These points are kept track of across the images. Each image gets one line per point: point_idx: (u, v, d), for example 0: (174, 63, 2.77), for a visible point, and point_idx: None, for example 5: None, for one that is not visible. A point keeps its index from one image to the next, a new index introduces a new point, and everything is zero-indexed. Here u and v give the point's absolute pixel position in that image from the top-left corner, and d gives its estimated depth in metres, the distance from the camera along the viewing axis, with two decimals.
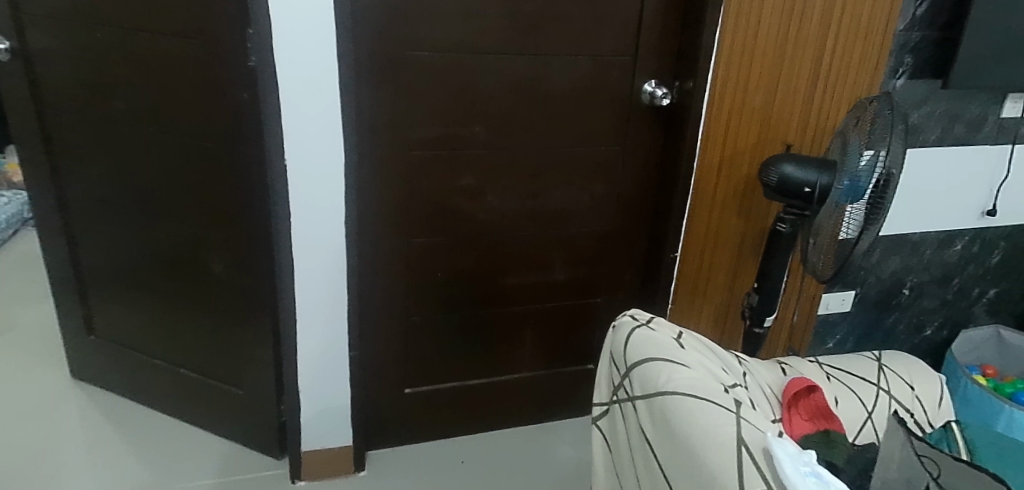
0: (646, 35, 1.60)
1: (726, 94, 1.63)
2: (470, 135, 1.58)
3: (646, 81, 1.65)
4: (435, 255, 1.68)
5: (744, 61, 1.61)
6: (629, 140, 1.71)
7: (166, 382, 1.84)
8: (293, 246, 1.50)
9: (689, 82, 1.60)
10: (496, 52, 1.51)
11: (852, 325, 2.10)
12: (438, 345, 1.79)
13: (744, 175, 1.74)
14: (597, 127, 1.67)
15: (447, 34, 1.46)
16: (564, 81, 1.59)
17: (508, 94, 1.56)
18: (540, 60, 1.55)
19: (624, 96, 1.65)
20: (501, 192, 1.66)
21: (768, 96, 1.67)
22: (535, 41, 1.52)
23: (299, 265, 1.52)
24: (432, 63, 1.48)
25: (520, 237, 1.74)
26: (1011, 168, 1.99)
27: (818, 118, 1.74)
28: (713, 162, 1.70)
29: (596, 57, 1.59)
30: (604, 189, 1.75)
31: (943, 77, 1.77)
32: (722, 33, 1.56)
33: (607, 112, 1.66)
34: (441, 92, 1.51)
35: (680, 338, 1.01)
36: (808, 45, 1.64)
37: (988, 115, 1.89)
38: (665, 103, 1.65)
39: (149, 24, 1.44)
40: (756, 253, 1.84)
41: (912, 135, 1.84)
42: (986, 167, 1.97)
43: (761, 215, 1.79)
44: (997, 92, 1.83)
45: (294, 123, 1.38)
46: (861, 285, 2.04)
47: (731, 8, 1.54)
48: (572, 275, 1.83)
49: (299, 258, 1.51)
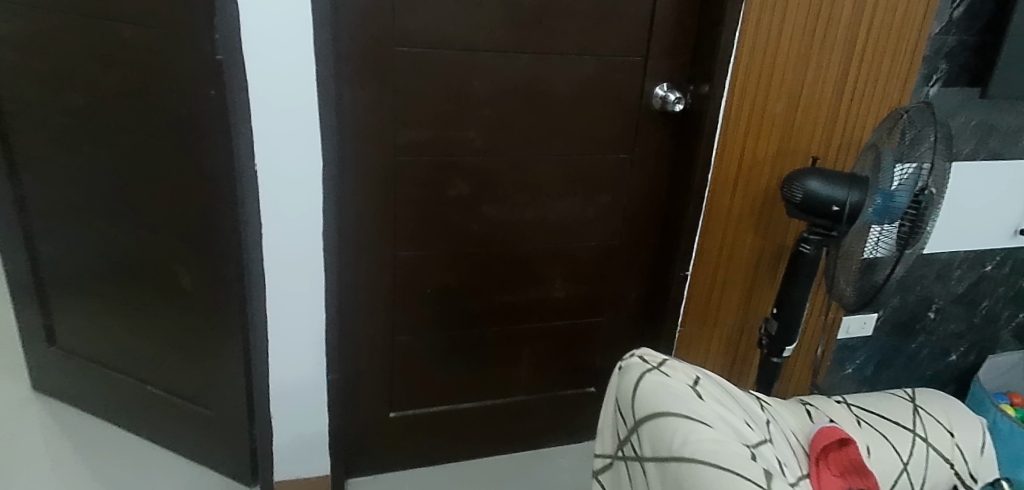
0: (659, 34, 1.46)
1: (746, 101, 1.49)
2: (464, 140, 1.43)
3: (658, 83, 1.51)
4: (425, 270, 1.54)
5: (765, 66, 1.47)
6: (637, 147, 1.57)
7: (132, 399, 1.70)
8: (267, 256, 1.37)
9: (705, 86, 1.47)
10: (495, 48, 1.37)
11: (872, 351, 1.96)
12: (427, 365, 1.65)
13: (763, 188, 1.59)
14: (603, 133, 1.54)
15: (439, 29, 1.32)
16: (568, 82, 1.45)
17: (505, 96, 1.42)
18: (543, 59, 1.41)
19: (633, 100, 1.52)
20: (498, 203, 1.52)
21: (792, 104, 1.52)
22: (537, 39, 1.39)
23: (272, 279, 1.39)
24: (422, 61, 1.33)
25: (517, 251, 1.60)
26: None
27: (844, 131, 1.59)
28: (730, 173, 1.56)
29: (603, 57, 1.45)
30: (609, 200, 1.61)
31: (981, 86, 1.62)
32: (743, 33, 1.42)
33: (614, 117, 1.52)
34: (432, 93, 1.37)
35: (697, 386, 0.87)
36: (835, 51, 1.50)
37: None
38: (678, 108, 1.52)
39: (110, 12, 1.31)
40: (775, 276, 1.70)
41: None
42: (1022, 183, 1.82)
43: (780, 232, 1.64)
44: None
45: (265, 122, 1.25)
46: (884, 307, 1.90)
47: (753, 7, 1.40)
48: (572, 292, 1.69)
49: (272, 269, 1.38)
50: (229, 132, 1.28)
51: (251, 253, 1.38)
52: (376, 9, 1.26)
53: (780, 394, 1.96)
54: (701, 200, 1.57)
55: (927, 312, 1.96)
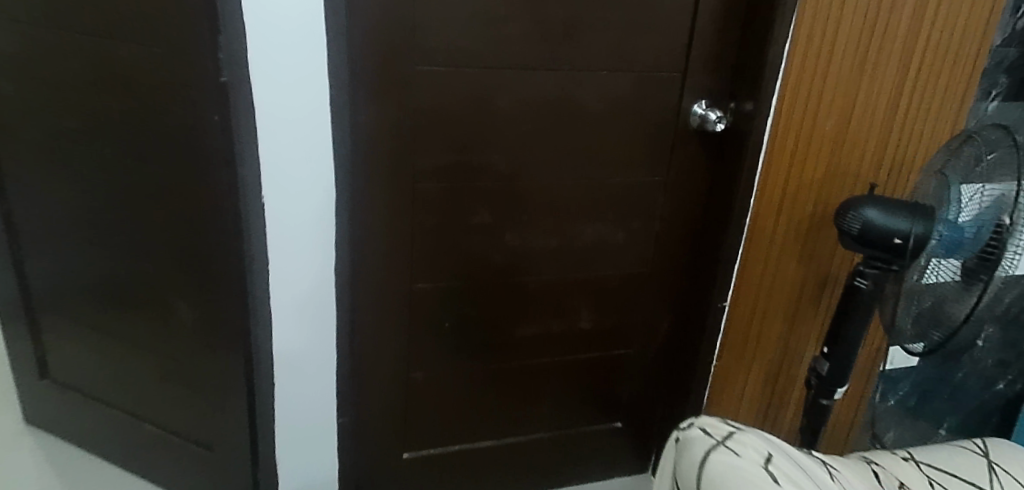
0: (699, 47, 1.34)
1: (793, 120, 1.37)
2: (488, 164, 1.32)
3: (696, 101, 1.40)
4: (441, 302, 1.43)
5: (815, 80, 1.35)
6: (672, 169, 1.46)
7: (128, 435, 1.59)
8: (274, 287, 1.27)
9: (748, 103, 1.36)
10: (523, 65, 1.25)
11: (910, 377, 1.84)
12: (444, 402, 1.54)
13: (810, 213, 1.46)
14: (637, 154, 1.42)
15: (463, 45, 1.20)
16: (601, 100, 1.34)
17: (533, 116, 1.31)
18: (575, 75, 1.30)
19: (669, 118, 1.40)
20: (523, 230, 1.41)
21: (842, 124, 1.40)
22: (569, 54, 1.27)
23: (279, 317, 1.29)
24: (444, 80, 1.22)
25: (541, 281, 1.48)
26: None
27: (897, 153, 1.45)
28: (774, 198, 1.44)
29: (639, 73, 1.34)
30: (640, 225, 1.50)
31: None
32: (793, 45, 1.31)
33: (649, 137, 1.41)
34: (454, 113, 1.25)
35: (769, 465, 0.77)
36: (889, 63, 1.37)
37: None
38: (718, 128, 1.40)
39: (104, 27, 1.20)
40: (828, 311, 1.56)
41: None
42: None
43: (826, 261, 1.51)
44: None
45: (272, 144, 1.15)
46: None
47: (805, 16, 1.28)
48: (600, 324, 1.58)
49: (279, 300, 1.28)
50: (234, 159, 1.18)
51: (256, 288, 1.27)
52: (392, 22, 1.15)
53: (827, 436, 1.90)
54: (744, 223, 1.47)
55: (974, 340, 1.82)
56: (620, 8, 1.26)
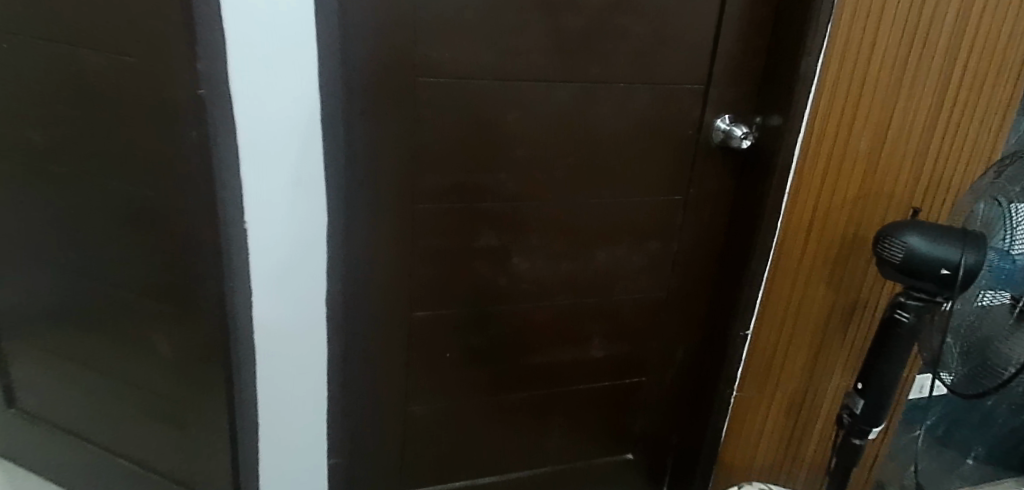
0: (724, 58, 1.23)
1: (826, 138, 1.27)
2: (495, 184, 1.21)
3: (719, 115, 1.29)
4: (443, 332, 1.32)
5: (850, 94, 1.24)
6: (693, 189, 1.35)
7: (103, 471, 1.48)
8: (257, 316, 1.16)
9: (776, 118, 1.26)
10: (535, 76, 1.14)
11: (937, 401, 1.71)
12: (445, 436, 1.43)
13: (839, 235, 1.36)
14: (657, 173, 1.32)
15: (470, 55, 1.09)
16: (618, 115, 1.23)
17: (544, 132, 1.20)
18: (590, 88, 1.19)
19: (690, 134, 1.30)
20: (532, 254, 1.30)
21: (876, 142, 1.29)
22: (585, 65, 1.16)
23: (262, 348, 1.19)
24: (448, 93, 1.11)
25: (551, 308, 1.38)
26: None
27: (933, 173, 1.34)
28: (803, 221, 1.35)
29: (659, 85, 1.23)
30: (658, 248, 1.40)
31: None
32: (828, 58, 1.21)
33: (670, 154, 1.30)
34: (459, 130, 1.14)
35: None
36: (928, 78, 1.26)
37: None
38: (744, 144, 1.29)
39: (67, 33, 1.08)
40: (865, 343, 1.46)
41: None
42: None
43: (856, 287, 1.41)
44: None
45: (253, 161, 1.06)
46: None
47: (841, 26, 1.19)
48: (612, 353, 1.48)
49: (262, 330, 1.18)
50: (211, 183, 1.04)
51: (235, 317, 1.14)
52: (392, 29, 1.04)
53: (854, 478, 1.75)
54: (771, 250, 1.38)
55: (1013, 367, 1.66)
56: (641, 16, 1.15)
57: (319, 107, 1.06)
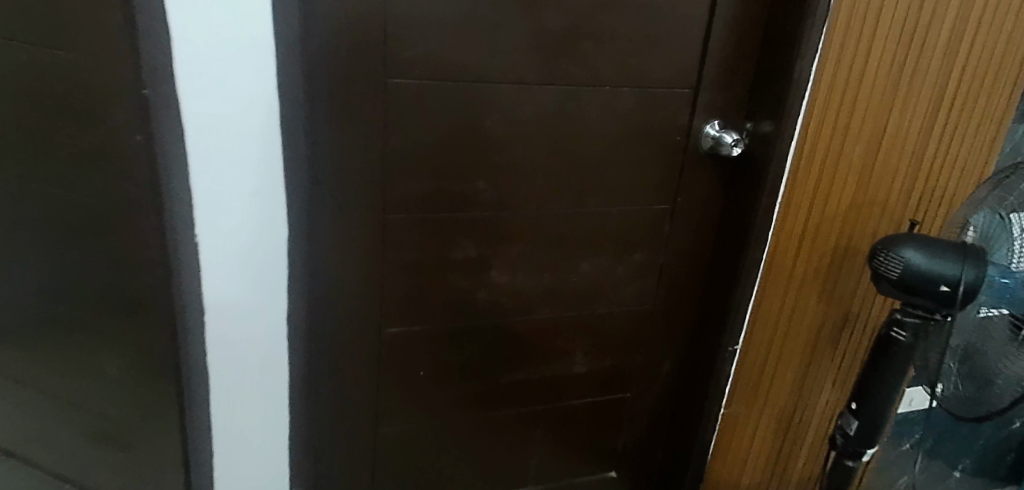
0: (714, 61, 1.17)
1: (820, 145, 1.21)
2: (472, 192, 1.14)
3: (708, 121, 1.23)
4: (418, 349, 1.24)
5: (845, 100, 1.19)
6: (681, 198, 1.29)
7: None
8: (212, 353, 1.03)
9: (768, 124, 1.20)
10: (514, 79, 1.07)
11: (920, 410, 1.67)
12: (419, 457, 1.35)
13: (831, 246, 1.31)
14: (643, 181, 1.25)
15: (444, 56, 1.02)
16: (603, 121, 1.16)
17: (525, 137, 1.12)
18: (574, 92, 1.12)
19: (678, 141, 1.23)
20: (512, 266, 1.23)
21: (871, 150, 1.24)
22: (568, 68, 1.09)
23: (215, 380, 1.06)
24: (422, 95, 1.03)
25: (531, 322, 1.30)
26: None
27: (928, 182, 1.28)
28: (794, 232, 1.29)
29: (646, 89, 1.16)
30: (643, 259, 1.33)
31: None
32: (823, 63, 1.15)
33: (656, 161, 1.24)
34: (433, 135, 1.07)
35: None
36: (924, 83, 1.20)
37: None
38: (735, 153, 1.24)
39: None
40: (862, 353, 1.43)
41: None
42: None
43: (846, 298, 1.36)
44: None
45: (204, 180, 0.93)
46: None
47: (837, 27, 1.13)
48: (595, 368, 1.41)
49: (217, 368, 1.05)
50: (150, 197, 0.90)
51: (188, 360, 1.00)
52: (359, 27, 0.96)
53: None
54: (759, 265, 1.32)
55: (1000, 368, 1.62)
56: (627, 15, 1.09)
57: (278, 113, 0.96)
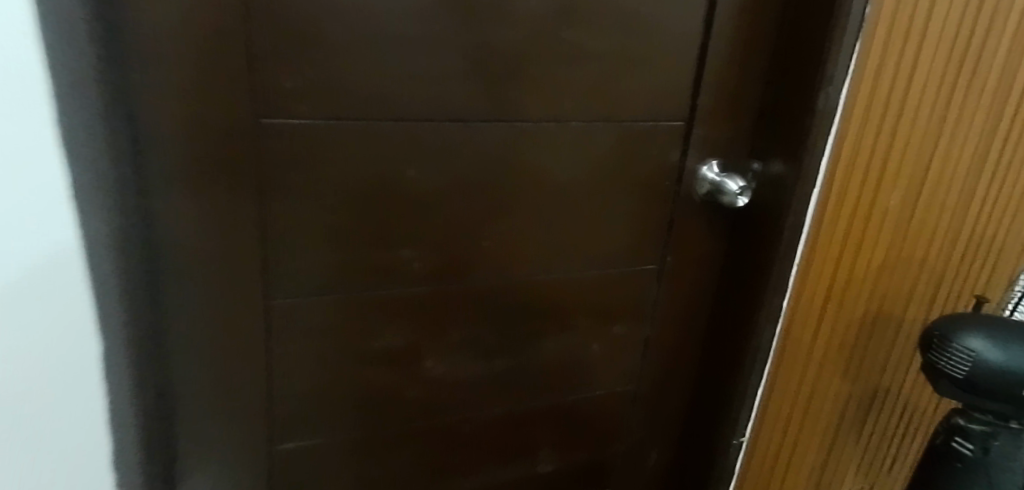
0: (712, 87, 0.89)
1: (846, 194, 0.96)
2: (394, 263, 0.84)
3: (705, 162, 0.95)
4: (330, 462, 0.94)
5: (881, 137, 0.93)
6: (670, 257, 1.01)
7: None
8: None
9: (780, 164, 0.93)
10: (447, 114, 0.78)
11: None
12: None
13: (861, 311, 1.06)
14: (622, 237, 0.97)
15: (345, 86, 0.72)
16: (571, 165, 0.88)
17: (464, 188, 0.84)
18: (527, 130, 0.84)
19: (667, 186, 0.96)
20: (451, 352, 0.94)
21: (911, 196, 0.98)
22: (521, 98, 0.81)
23: None
24: (314, 138, 0.73)
25: (483, 417, 1.02)
26: None
27: (980, 232, 1.03)
28: (815, 300, 1.04)
29: (624, 124, 0.88)
30: (624, 333, 1.06)
31: None
32: (853, 93, 0.90)
33: (639, 212, 0.96)
34: (335, 191, 0.77)
35: None
36: (980, 114, 0.95)
37: None
38: (740, 202, 0.95)
39: None
40: (901, 432, 1.18)
41: None
42: None
43: (877, 369, 1.12)
44: None
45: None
46: None
47: (873, 48, 0.88)
48: (564, 463, 1.13)
49: None
50: None
51: None
52: (206, 47, 0.65)
53: None
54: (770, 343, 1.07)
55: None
56: (599, 28, 0.80)
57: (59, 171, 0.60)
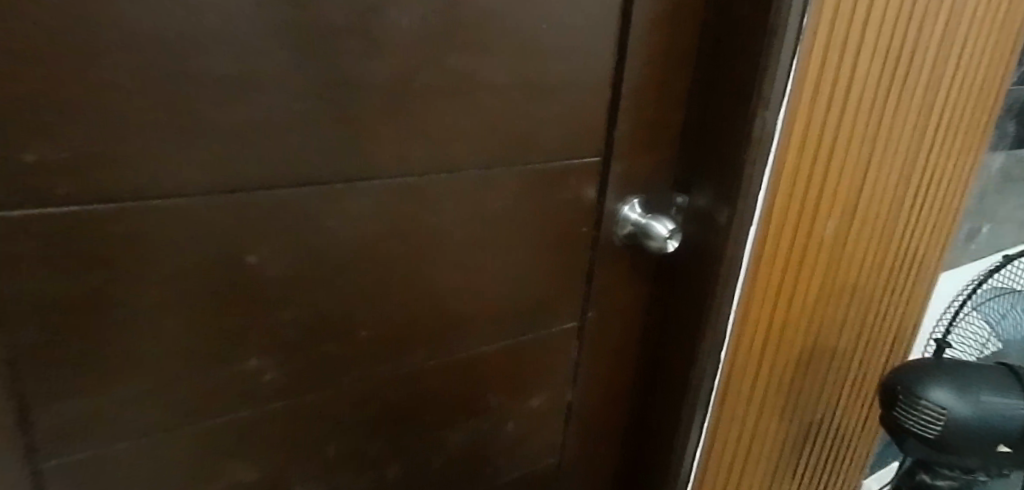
0: (632, 113, 0.73)
1: (786, 228, 0.84)
2: (235, 376, 0.61)
3: (626, 200, 0.79)
4: None
5: (819, 164, 0.83)
6: (591, 312, 0.85)
7: None
8: None
9: (707, 198, 0.80)
10: (292, 175, 0.56)
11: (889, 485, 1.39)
12: None
13: (799, 347, 0.98)
14: (534, 297, 0.80)
15: (130, 150, 0.48)
16: (468, 222, 0.69)
17: (327, 267, 0.62)
18: (408, 186, 0.63)
19: (584, 232, 0.79)
20: (328, 467, 0.73)
21: (845, 220, 0.91)
22: (397, 145, 0.61)
23: None
24: (85, 229, 0.49)
25: None
26: None
27: (898, 243, 1.02)
28: (755, 345, 0.92)
29: (530, 166, 0.70)
30: (542, 405, 0.88)
31: None
32: (790, 119, 0.77)
33: (551, 266, 0.79)
34: (132, 296, 0.53)
35: None
36: (904, 126, 0.91)
37: None
38: (669, 247, 0.80)
39: None
40: (828, 449, 1.15)
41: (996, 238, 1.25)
42: None
43: (811, 399, 1.05)
44: None
45: None
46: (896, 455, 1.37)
47: (810, 65, 0.75)
48: None
49: None
50: None
51: None
52: None
53: None
54: (708, 402, 0.92)
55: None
56: (494, 49, 0.61)
57: None
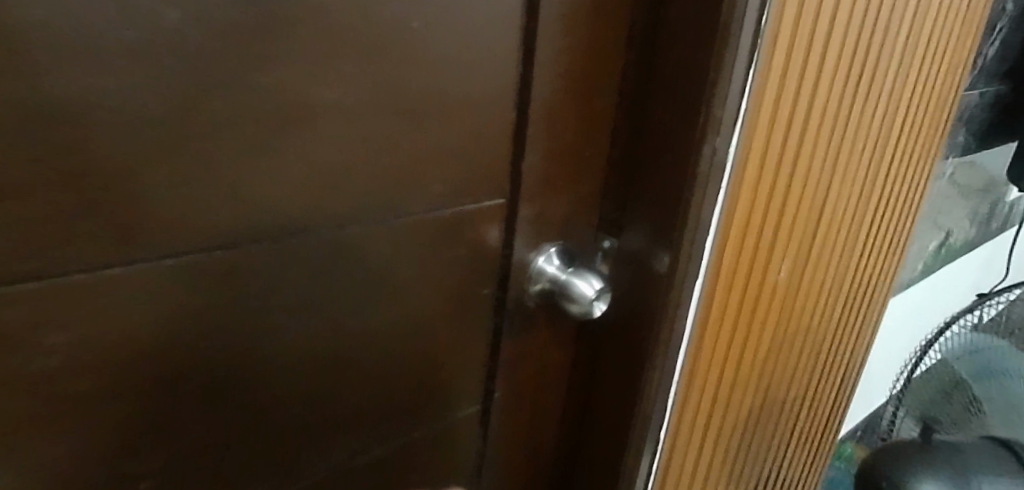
0: (544, 139, 0.54)
1: (735, 276, 0.69)
2: None
3: (539, 249, 0.60)
4: None
5: (775, 199, 0.68)
6: (498, 391, 0.66)
7: None
8: None
9: (642, 244, 0.62)
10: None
11: None
12: None
13: (749, 404, 0.83)
14: (422, 384, 0.60)
15: None
16: (315, 304, 0.48)
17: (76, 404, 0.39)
18: (204, 266, 0.41)
19: (486, 293, 0.60)
20: None
21: (799, 261, 0.77)
22: (183, 210, 0.38)
23: None
24: None
25: None
26: (990, 273, 1.40)
27: (852, 277, 0.89)
28: (700, 412, 0.76)
29: (405, 221, 0.49)
30: None
31: (974, 149, 1.06)
32: (744, 145, 0.60)
33: (443, 342, 0.59)
34: None
35: None
36: (863, 149, 0.78)
37: (994, 213, 1.26)
38: (597, 312, 0.61)
39: None
40: None
41: (936, 252, 1.16)
42: (973, 277, 1.34)
43: (759, 458, 0.91)
44: (1003, 186, 1.22)
45: None
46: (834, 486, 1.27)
47: (771, 77, 0.58)
48: None
49: None
50: None
51: None
52: None
53: None
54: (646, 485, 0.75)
55: (877, 393, 1.30)
56: (336, 58, 0.39)
57: None
